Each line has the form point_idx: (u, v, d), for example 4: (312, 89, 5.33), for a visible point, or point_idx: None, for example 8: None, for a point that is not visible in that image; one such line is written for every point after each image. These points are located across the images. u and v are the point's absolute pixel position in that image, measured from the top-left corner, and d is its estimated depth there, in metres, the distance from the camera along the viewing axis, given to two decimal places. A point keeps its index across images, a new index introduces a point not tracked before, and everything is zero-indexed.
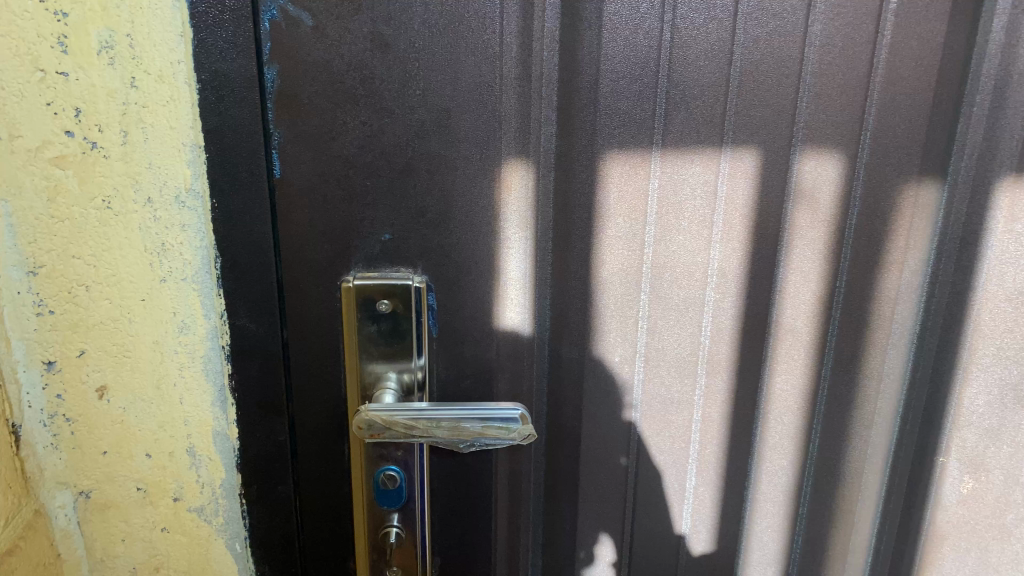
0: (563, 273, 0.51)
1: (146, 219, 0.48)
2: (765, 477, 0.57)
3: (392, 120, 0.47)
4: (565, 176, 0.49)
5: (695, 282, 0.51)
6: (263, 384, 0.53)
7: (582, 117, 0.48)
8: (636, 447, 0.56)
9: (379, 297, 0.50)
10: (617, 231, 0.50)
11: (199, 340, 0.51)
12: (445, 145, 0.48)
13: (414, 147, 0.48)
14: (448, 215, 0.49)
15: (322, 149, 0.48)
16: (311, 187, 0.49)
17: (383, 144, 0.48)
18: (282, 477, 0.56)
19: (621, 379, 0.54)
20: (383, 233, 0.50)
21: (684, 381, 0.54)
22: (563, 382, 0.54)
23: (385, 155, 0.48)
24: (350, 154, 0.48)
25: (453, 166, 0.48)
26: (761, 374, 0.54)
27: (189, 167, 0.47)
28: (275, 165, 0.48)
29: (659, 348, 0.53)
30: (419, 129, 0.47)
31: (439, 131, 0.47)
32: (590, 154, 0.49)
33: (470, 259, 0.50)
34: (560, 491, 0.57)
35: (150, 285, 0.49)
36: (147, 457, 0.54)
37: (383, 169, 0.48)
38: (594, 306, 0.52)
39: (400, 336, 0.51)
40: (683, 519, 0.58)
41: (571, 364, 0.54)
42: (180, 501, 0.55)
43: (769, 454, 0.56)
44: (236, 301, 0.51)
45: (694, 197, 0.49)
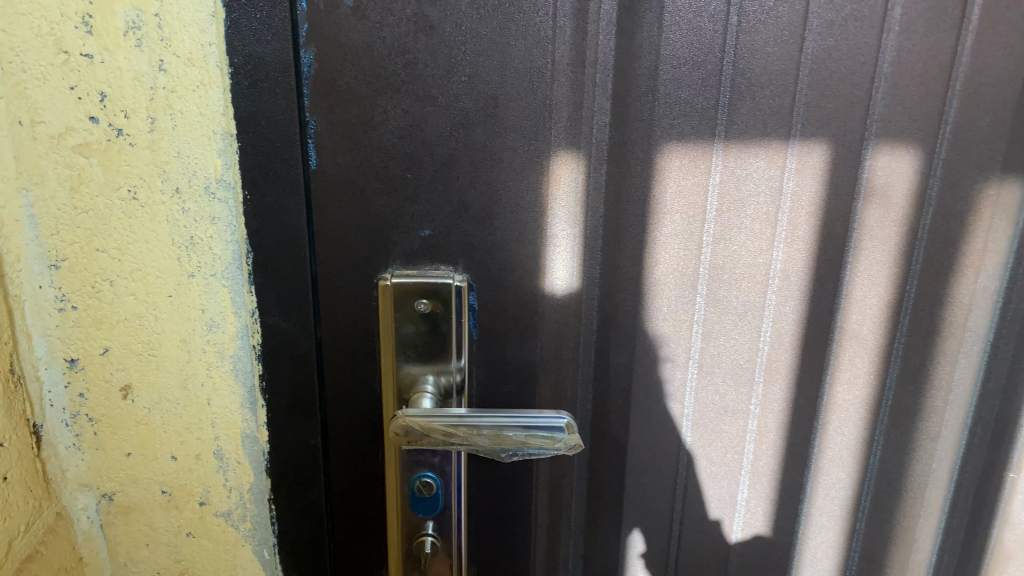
0: (614, 273, 0.48)
1: (174, 212, 0.45)
2: (821, 491, 0.53)
3: (435, 109, 0.44)
4: (619, 169, 0.46)
5: (755, 285, 0.48)
6: (295, 386, 0.50)
7: (640, 106, 0.44)
8: (685, 457, 0.53)
9: (417, 296, 0.48)
10: (674, 230, 0.47)
11: (228, 339, 0.48)
12: (492, 135, 0.45)
13: (458, 138, 0.45)
14: (493, 211, 0.46)
15: (360, 139, 0.45)
16: (348, 179, 0.46)
17: (425, 134, 0.45)
18: (314, 481, 0.53)
19: (672, 385, 0.51)
20: (423, 229, 0.47)
21: (739, 390, 0.50)
22: (610, 388, 0.51)
23: (427, 146, 0.45)
24: (390, 145, 0.45)
25: (499, 158, 0.45)
26: (821, 383, 0.50)
27: (220, 156, 0.44)
28: (312, 156, 0.45)
29: (714, 353, 0.50)
30: (464, 118, 0.44)
31: (485, 121, 0.44)
32: (646, 146, 0.45)
33: (514, 258, 0.47)
34: (604, 501, 0.54)
35: (178, 281, 0.47)
36: (172, 459, 0.52)
37: (425, 161, 0.45)
38: (646, 308, 0.49)
39: (439, 337, 0.48)
40: (734, 530, 0.55)
41: (620, 369, 0.51)
42: (207, 505, 0.53)
43: (826, 466, 0.53)
44: (267, 299, 0.48)
45: (758, 194, 0.46)
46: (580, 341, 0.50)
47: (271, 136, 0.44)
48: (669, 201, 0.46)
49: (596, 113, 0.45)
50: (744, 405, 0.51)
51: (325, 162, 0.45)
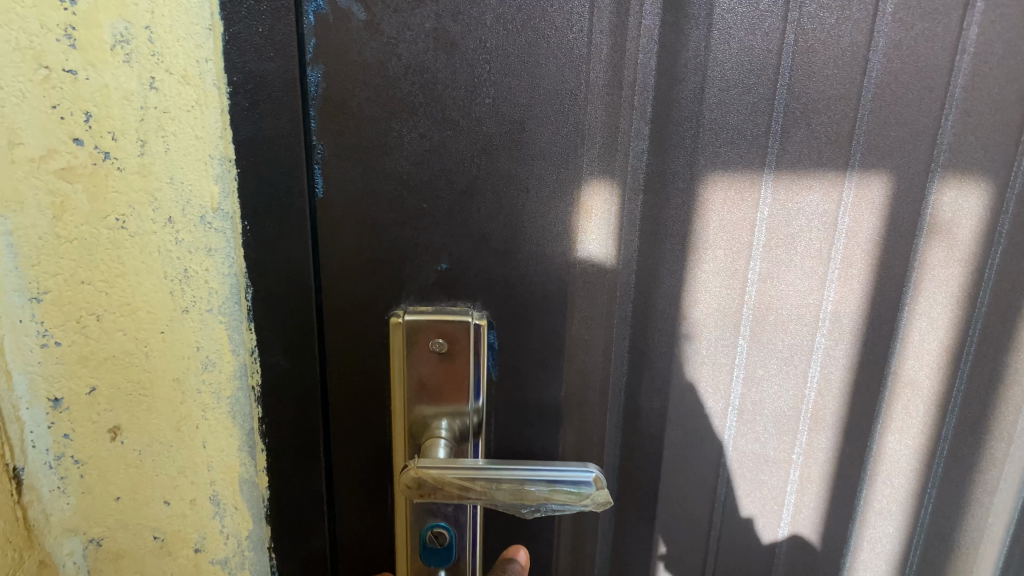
0: (648, 311, 0.44)
1: (167, 242, 0.41)
2: (866, 545, 0.49)
3: (455, 133, 0.40)
4: (656, 200, 0.42)
5: (803, 327, 0.44)
6: (299, 428, 0.47)
7: (682, 132, 0.40)
8: (720, 507, 0.49)
9: (432, 334, 0.43)
10: (716, 266, 0.43)
11: (226, 379, 0.44)
12: (517, 162, 0.40)
13: (479, 165, 0.40)
14: (517, 244, 0.42)
15: (372, 164, 0.41)
16: (357, 208, 0.41)
17: (443, 161, 0.40)
18: (318, 528, 0.50)
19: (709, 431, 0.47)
20: (439, 262, 0.43)
21: (782, 437, 0.47)
22: (640, 434, 0.47)
23: (445, 173, 0.41)
24: (405, 172, 0.41)
25: (524, 188, 0.41)
26: (872, 432, 0.46)
27: (217, 183, 0.40)
28: (319, 183, 0.41)
29: (755, 398, 0.46)
30: (486, 143, 0.40)
31: (510, 147, 0.40)
32: (689, 176, 0.41)
33: (540, 294, 0.43)
34: (629, 552, 0.50)
35: (170, 316, 0.43)
36: (165, 504, 0.48)
37: (443, 190, 0.41)
38: (683, 349, 0.45)
39: (455, 378, 0.44)
40: (776, 527, 0.49)
41: (652, 414, 0.47)
42: (202, 552, 0.49)
43: (873, 518, 0.49)
44: (269, 337, 0.44)
45: (810, 229, 0.42)
46: (610, 383, 0.46)
47: (273, 163, 0.40)
48: (712, 236, 0.42)
49: (633, 139, 0.41)
50: (786, 453, 0.47)
51: (334, 189, 0.41)
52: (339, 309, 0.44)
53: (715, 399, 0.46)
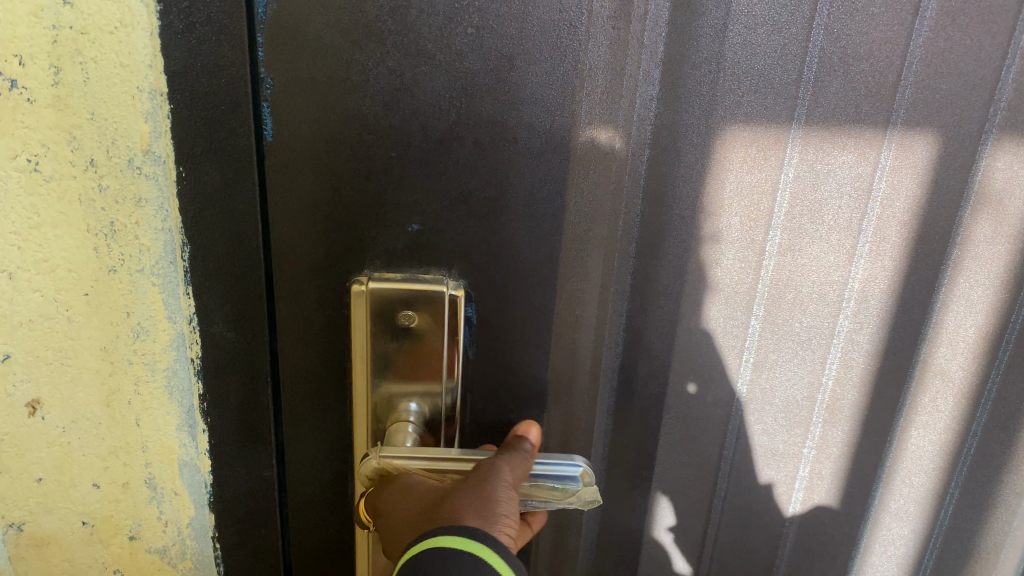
0: (651, 281, 0.39)
1: (89, 190, 0.35)
2: (878, 543, 0.48)
3: (431, 69, 0.33)
4: (665, 158, 0.37)
5: (823, 306, 0.40)
6: (245, 409, 0.41)
7: (698, 78, 0.35)
8: (720, 491, 0.45)
9: (400, 305, 0.37)
10: (732, 236, 0.38)
11: (161, 349, 0.39)
12: (505, 108, 0.34)
13: (460, 109, 0.34)
14: (502, 205, 0.36)
15: (331, 104, 0.34)
16: (313, 155, 0.35)
17: (417, 104, 0.34)
18: (268, 518, 0.44)
19: (714, 412, 0.43)
20: (411, 221, 0.37)
21: (792, 430, 0.43)
22: (636, 414, 0.43)
23: (419, 117, 0.34)
24: (370, 114, 0.34)
25: (512, 138, 0.35)
26: (893, 424, 0.43)
27: (147, 121, 0.34)
28: (268, 124, 0.34)
29: (765, 384, 0.42)
30: (468, 82, 0.34)
31: (494, 87, 0.34)
32: (706, 127, 0.36)
33: (526, 263, 0.37)
34: (620, 534, 0.46)
35: (94, 277, 0.37)
36: (93, 487, 0.42)
37: (415, 138, 0.35)
38: (687, 322, 0.40)
39: (425, 354, 0.38)
40: (791, 501, 0.45)
41: (648, 396, 0.42)
42: (138, 539, 0.44)
43: (887, 520, 0.47)
44: (208, 303, 0.38)
45: (840, 196, 0.38)
46: (603, 359, 0.41)
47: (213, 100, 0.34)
48: (727, 199, 0.38)
49: (639, 87, 0.35)
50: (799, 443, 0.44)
51: (288, 132, 0.35)
52: (293, 273, 0.38)
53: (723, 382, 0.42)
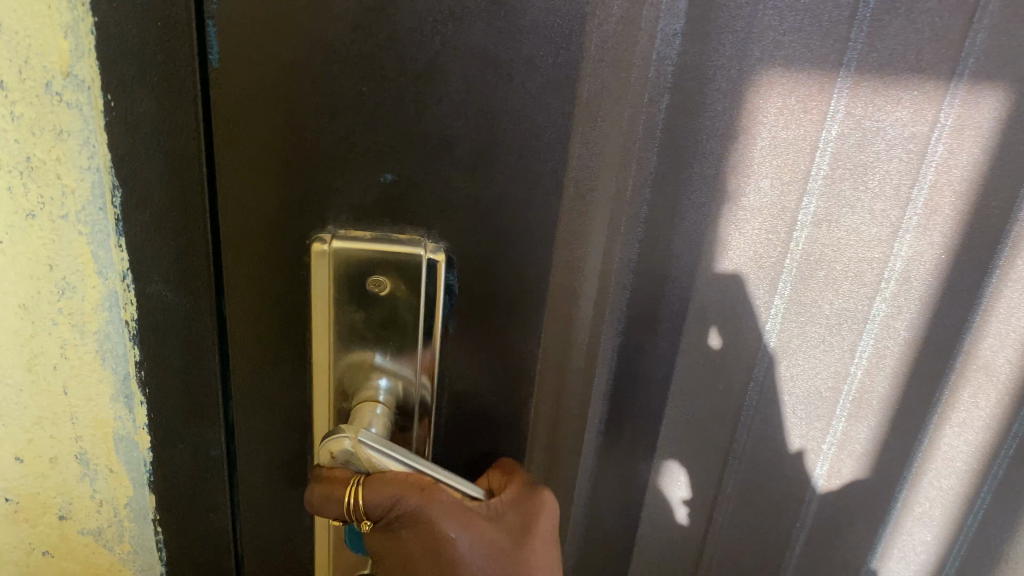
0: (665, 234, 0.37)
1: (1, 119, 0.30)
2: (896, 544, 0.48)
3: None
4: (688, 104, 0.34)
5: (857, 287, 0.39)
6: (189, 378, 0.36)
7: (732, 10, 0.32)
8: (734, 453, 0.44)
9: (375, 269, 0.32)
10: (758, 200, 0.36)
11: (90, 308, 0.34)
12: (502, 39, 0.28)
13: (447, 37, 0.28)
14: (490, 159, 0.30)
15: (287, 21, 0.28)
16: (262, 85, 0.29)
17: (394, 25, 0.28)
18: (216, 501, 0.39)
19: (723, 376, 0.41)
20: (382, 172, 0.31)
21: (813, 414, 0.43)
22: (633, 369, 0.40)
23: (395, 43, 0.28)
24: (335, 37, 0.28)
25: (505, 75, 0.29)
26: (936, 400, 0.43)
27: (68, 37, 0.29)
28: (213, 47, 0.28)
29: (785, 372, 0.42)
30: (457, 4, 0.28)
31: (489, 11, 0.28)
32: (740, 71, 0.33)
33: (519, 225, 0.32)
34: (614, 501, 0.44)
35: (9, 222, 0.32)
36: (16, 462, 0.37)
37: (391, 69, 0.29)
38: (700, 287, 0.38)
39: (400, 328, 0.33)
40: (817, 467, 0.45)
41: (660, 357, 0.40)
42: (68, 519, 0.39)
43: (909, 522, 0.47)
44: (146, 255, 0.33)
45: (889, 159, 0.36)
46: (605, 317, 0.38)
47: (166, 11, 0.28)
48: (756, 159, 0.35)
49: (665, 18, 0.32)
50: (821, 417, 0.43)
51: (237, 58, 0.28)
52: (242, 226, 0.32)
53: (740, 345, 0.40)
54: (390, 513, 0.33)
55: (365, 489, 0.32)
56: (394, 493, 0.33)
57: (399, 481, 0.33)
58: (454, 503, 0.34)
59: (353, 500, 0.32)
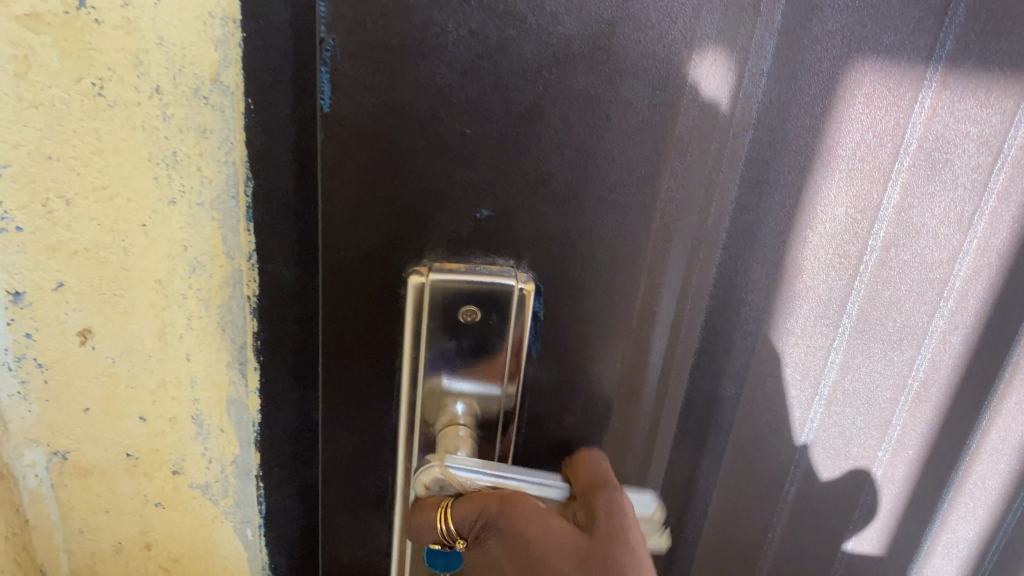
0: (745, 256, 0.42)
1: (153, 117, 0.34)
2: (942, 542, 0.57)
3: (519, 34, 0.32)
4: (772, 140, 0.39)
5: (919, 304, 0.45)
6: (298, 350, 0.41)
7: (817, 53, 0.37)
8: (794, 460, 0.50)
9: (468, 300, 0.36)
10: (836, 228, 0.42)
11: (216, 285, 0.38)
12: (602, 79, 0.33)
13: (549, 82, 0.33)
14: (583, 183, 0.35)
15: (400, 73, 0.32)
16: (374, 129, 0.33)
17: (500, 70, 0.32)
18: (313, 460, 0.45)
19: (789, 382, 0.47)
20: (479, 207, 0.35)
21: (869, 415, 0.49)
22: (700, 371, 0.45)
23: (500, 89, 0.33)
24: (443, 84, 0.32)
25: (602, 116, 0.34)
26: (984, 408, 0.50)
27: (217, 49, 0.33)
28: (325, 95, 0.32)
29: (848, 387, 0.47)
30: (560, 49, 0.32)
31: (591, 56, 0.33)
32: (826, 114, 0.38)
33: (600, 245, 0.37)
34: (673, 482, 0.49)
35: (153, 208, 0.36)
36: (140, 420, 0.42)
37: (496, 112, 0.33)
38: (776, 311, 0.44)
39: (488, 353, 0.38)
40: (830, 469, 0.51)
41: (736, 363, 0.45)
42: (181, 474, 0.43)
43: (954, 521, 0.55)
44: (271, 238, 0.38)
45: (954, 189, 0.42)
46: (680, 328, 0.42)
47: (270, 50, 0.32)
48: (838, 198, 0.41)
49: (753, 59, 0.36)
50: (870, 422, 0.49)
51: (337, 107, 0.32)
52: (348, 248, 0.36)
53: (804, 355, 0.46)
54: (477, 525, 0.37)
55: (451, 508, 0.36)
56: (477, 506, 0.36)
57: (481, 495, 0.36)
58: (530, 506, 0.37)
59: (446, 522, 0.37)
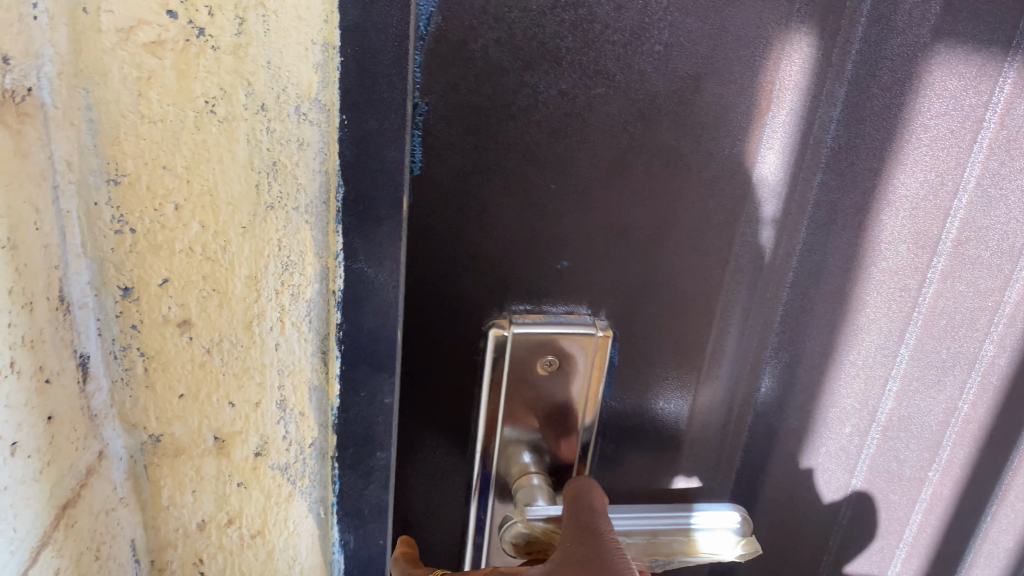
0: (812, 282, 0.56)
1: (256, 131, 0.39)
2: (926, 501, 0.68)
3: (604, 93, 0.47)
4: (838, 181, 0.53)
5: (973, 329, 0.60)
6: (374, 342, 0.46)
7: (883, 102, 0.51)
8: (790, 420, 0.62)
9: (543, 349, 0.53)
10: (900, 257, 0.56)
11: (304, 282, 0.44)
12: (680, 128, 0.49)
13: (630, 129, 0.48)
14: (666, 202, 0.51)
15: (493, 130, 0.47)
16: (462, 175, 0.48)
17: (586, 124, 0.48)
18: (383, 443, 0.50)
19: (846, 376, 0.61)
20: (560, 261, 0.52)
21: (872, 385, 0.61)
22: (742, 348, 0.58)
23: (583, 142, 0.48)
24: (527, 138, 0.47)
25: (680, 153, 0.50)
26: (970, 383, 0.63)
27: (316, 72, 0.39)
28: (417, 159, 0.47)
29: (882, 368, 0.61)
30: (639, 105, 0.48)
31: (666, 110, 0.48)
32: (888, 151, 0.52)
33: (663, 253, 0.53)
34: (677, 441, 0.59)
35: (253, 211, 0.41)
36: (229, 406, 0.46)
37: (577, 163, 0.49)
38: (848, 314, 0.58)
39: (556, 383, 0.54)
40: (824, 430, 0.63)
41: (785, 341, 0.58)
42: (261, 456, 0.48)
43: (937, 480, 0.67)
44: (356, 238, 0.43)
45: (1000, 227, 0.56)
46: (723, 312, 0.56)
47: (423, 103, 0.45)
48: (895, 227, 0.55)
49: (824, 107, 0.50)
50: (928, 404, 0.63)
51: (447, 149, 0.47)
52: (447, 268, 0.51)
53: (865, 380, 0.61)
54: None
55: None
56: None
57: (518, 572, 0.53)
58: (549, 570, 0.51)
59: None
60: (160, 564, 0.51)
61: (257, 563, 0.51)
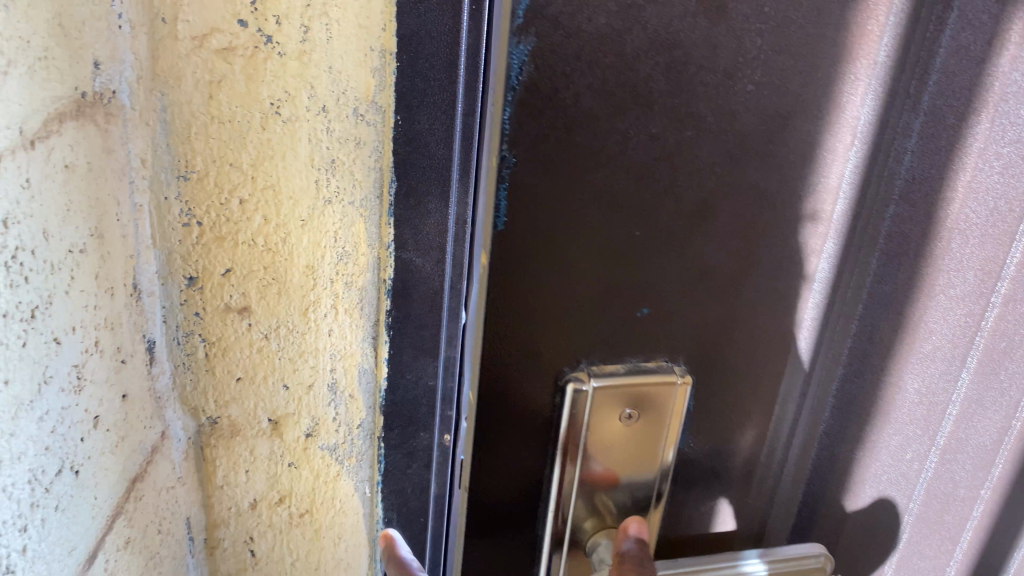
0: (879, 314, 0.56)
1: (317, 130, 0.43)
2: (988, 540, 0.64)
3: (694, 135, 0.46)
4: (912, 211, 0.53)
5: None
6: (422, 327, 0.51)
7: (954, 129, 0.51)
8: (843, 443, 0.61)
9: (624, 397, 0.52)
10: (969, 281, 0.55)
11: (357, 271, 0.47)
12: (765, 166, 0.48)
13: (716, 172, 0.48)
14: (751, 240, 0.51)
15: (582, 173, 0.46)
16: (546, 215, 0.46)
17: (676, 163, 0.47)
18: (426, 424, 0.54)
19: (903, 404, 0.59)
20: (640, 307, 0.51)
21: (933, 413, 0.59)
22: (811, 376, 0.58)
23: (670, 187, 0.48)
24: (617, 181, 0.46)
25: (766, 192, 0.49)
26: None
27: (374, 76, 0.43)
28: (501, 214, 0.46)
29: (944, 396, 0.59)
30: (729, 146, 0.47)
31: (754, 153, 0.48)
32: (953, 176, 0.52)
33: (745, 293, 0.53)
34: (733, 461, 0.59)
35: (312, 205, 0.45)
36: (284, 389, 0.50)
37: (664, 207, 0.48)
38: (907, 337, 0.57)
39: (636, 431, 0.53)
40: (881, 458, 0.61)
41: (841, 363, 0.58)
42: (312, 436, 0.52)
43: (1003, 520, 0.63)
44: (407, 228, 0.47)
45: None
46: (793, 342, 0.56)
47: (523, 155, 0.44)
48: (965, 254, 0.54)
49: (899, 137, 0.51)
50: None
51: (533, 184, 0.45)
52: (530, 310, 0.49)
53: (928, 406, 0.59)
54: None
55: None
56: None
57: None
58: None
59: None
60: (212, 543, 0.54)
61: (305, 540, 0.55)
